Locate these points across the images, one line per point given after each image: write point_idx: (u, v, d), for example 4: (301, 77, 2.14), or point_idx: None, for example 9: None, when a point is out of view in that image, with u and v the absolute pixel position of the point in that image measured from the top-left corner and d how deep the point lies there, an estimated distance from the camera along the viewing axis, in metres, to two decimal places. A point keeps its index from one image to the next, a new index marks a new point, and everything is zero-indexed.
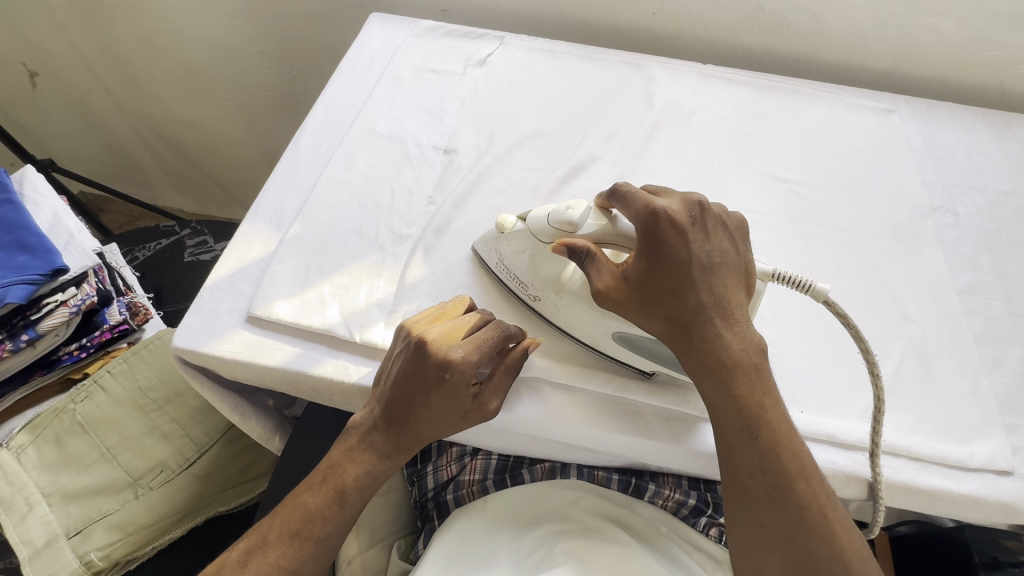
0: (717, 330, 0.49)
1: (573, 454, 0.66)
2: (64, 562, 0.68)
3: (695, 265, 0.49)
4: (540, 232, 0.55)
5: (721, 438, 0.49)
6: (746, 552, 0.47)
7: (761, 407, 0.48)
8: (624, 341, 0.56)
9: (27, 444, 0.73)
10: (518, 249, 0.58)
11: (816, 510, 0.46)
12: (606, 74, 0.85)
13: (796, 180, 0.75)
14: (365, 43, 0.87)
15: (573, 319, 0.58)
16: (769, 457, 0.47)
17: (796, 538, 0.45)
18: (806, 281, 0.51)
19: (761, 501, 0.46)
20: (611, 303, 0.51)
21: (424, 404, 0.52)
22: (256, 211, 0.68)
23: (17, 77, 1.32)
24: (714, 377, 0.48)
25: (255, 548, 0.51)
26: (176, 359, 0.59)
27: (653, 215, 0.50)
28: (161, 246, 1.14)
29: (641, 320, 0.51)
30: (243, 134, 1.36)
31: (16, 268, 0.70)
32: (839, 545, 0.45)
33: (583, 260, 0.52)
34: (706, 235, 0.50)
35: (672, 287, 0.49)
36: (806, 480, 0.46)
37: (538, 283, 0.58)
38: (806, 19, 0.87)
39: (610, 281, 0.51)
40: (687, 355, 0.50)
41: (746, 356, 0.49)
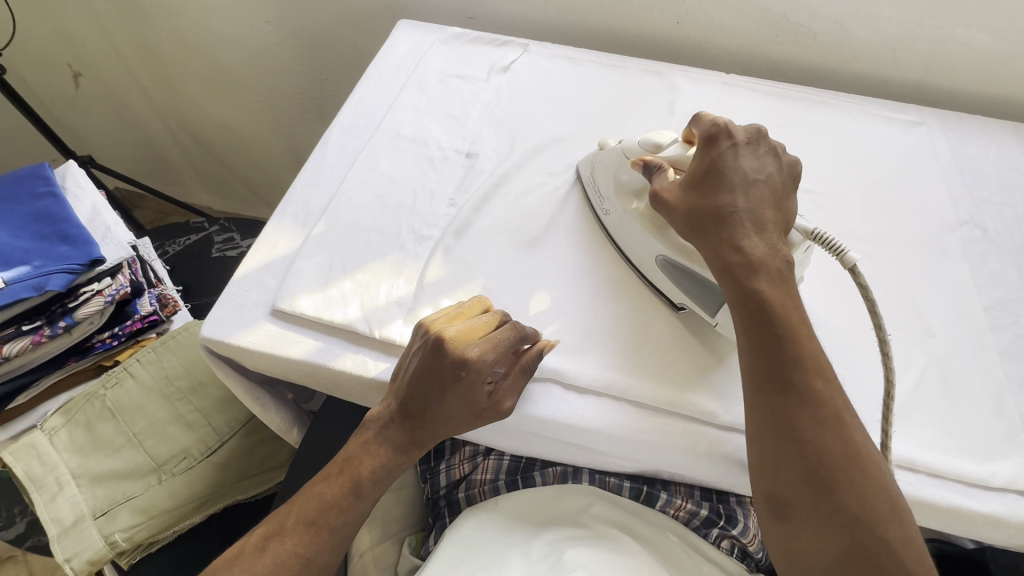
0: (748, 234, 0.52)
1: (584, 458, 0.65)
2: (90, 541, 0.70)
3: (739, 172, 0.54)
4: (628, 151, 0.64)
5: (743, 336, 0.51)
6: (762, 455, 0.49)
7: (784, 305, 0.50)
8: (667, 267, 0.61)
9: (59, 427, 0.77)
10: (608, 169, 0.67)
11: (833, 409, 0.47)
12: (628, 82, 0.86)
13: (819, 191, 0.75)
14: (392, 48, 0.89)
15: (630, 240, 0.64)
16: (787, 355, 0.49)
17: (811, 434, 0.47)
18: (841, 246, 0.54)
19: (778, 399, 0.48)
20: (660, 205, 0.57)
21: (436, 380, 0.53)
22: (283, 209, 0.70)
23: (63, 78, 1.39)
24: (732, 274, 0.51)
25: (273, 534, 0.52)
26: (203, 348, 0.62)
27: (715, 128, 0.57)
28: (190, 242, 1.18)
29: (675, 220, 0.56)
30: (272, 135, 1.41)
31: (57, 258, 0.74)
32: (855, 445, 0.47)
33: (652, 172, 0.60)
34: (758, 154, 0.56)
35: (712, 189, 0.54)
36: (823, 380, 0.48)
37: (611, 199, 0.65)
38: (832, 29, 0.86)
39: (666, 187, 0.57)
40: (712, 258, 0.53)
41: (773, 261, 0.51)
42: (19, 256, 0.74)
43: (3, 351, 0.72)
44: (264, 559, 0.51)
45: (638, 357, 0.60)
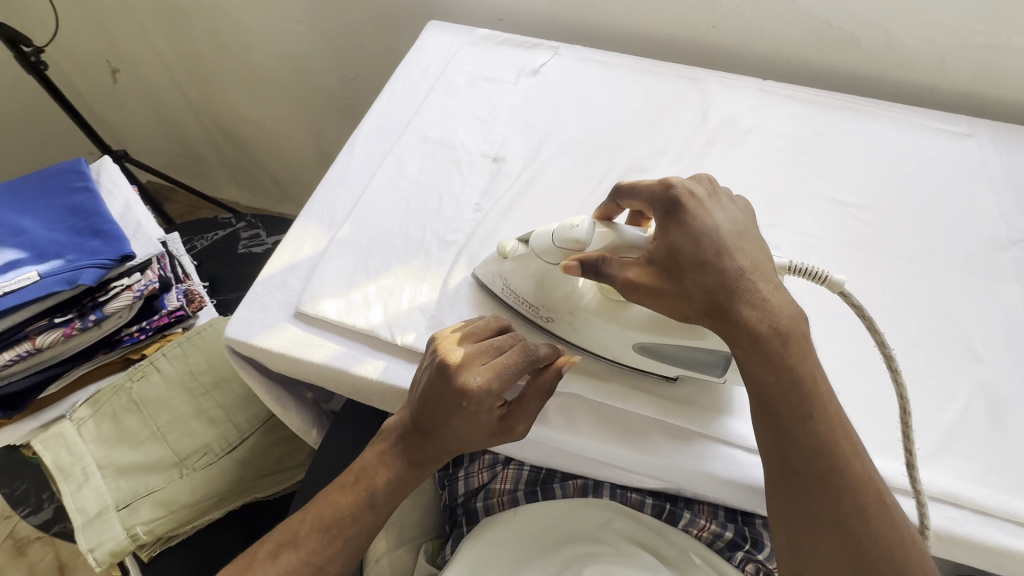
0: (761, 296, 0.46)
1: (604, 472, 0.64)
2: (113, 532, 0.72)
3: (721, 230, 0.48)
4: (545, 253, 0.55)
5: (773, 421, 0.46)
6: (798, 542, 0.46)
7: (815, 382, 0.46)
8: (646, 352, 0.55)
9: (87, 418, 0.78)
10: (528, 275, 0.57)
11: (871, 493, 0.45)
12: (661, 87, 0.84)
13: (858, 205, 0.72)
14: (422, 50, 0.89)
15: (590, 335, 0.57)
16: (825, 440, 0.45)
17: (852, 523, 0.44)
18: (823, 272, 0.51)
19: (818, 488, 0.45)
20: (646, 293, 0.48)
21: (458, 412, 0.51)
22: (309, 210, 0.70)
23: (101, 75, 1.42)
24: (764, 346, 0.45)
25: (285, 543, 0.52)
26: (228, 349, 0.62)
27: (670, 191, 0.50)
28: (218, 238, 1.20)
29: (681, 305, 0.48)
30: (300, 133, 1.42)
31: (89, 252, 0.75)
32: (895, 528, 0.44)
33: (596, 270, 0.51)
34: (723, 201, 0.51)
35: (705, 256, 0.47)
36: (861, 462, 0.45)
37: (551, 304, 0.57)
38: (877, 35, 0.83)
39: (638, 272, 0.49)
40: (735, 336, 0.46)
41: (796, 324, 0.46)
42: (54, 249, 0.75)
43: (36, 342, 0.73)
44: (277, 566, 0.51)
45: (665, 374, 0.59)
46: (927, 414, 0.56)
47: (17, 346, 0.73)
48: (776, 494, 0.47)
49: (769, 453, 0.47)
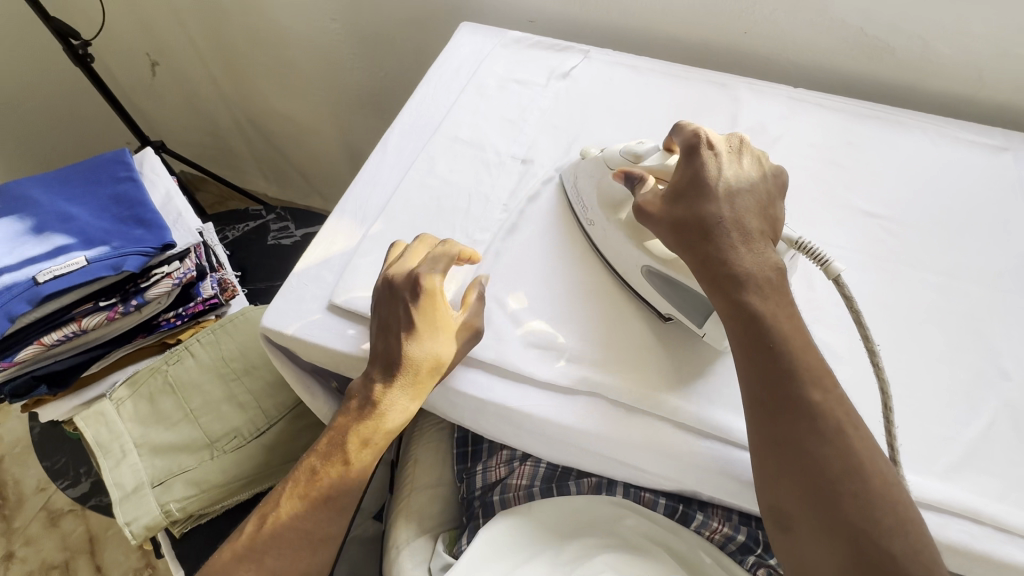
0: (735, 243, 0.52)
1: (621, 470, 0.62)
2: (147, 508, 0.75)
3: (720, 182, 0.55)
4: (609, 159, 0.64)
5: (735, 351, 0.50)
6: (763, 471, 0.47)
7: (775, 316, 0.49)
8: (653, 276, 0.60)
9: (125, 398, 0.82)
10: (590, 179, 0.66)
11: (830, 419, 0.46)
12: (690, 92, 0.84)
13: (888, 217, 0.71)
14: (454, 51, 0.90)
15: (613, 249, 0.63)
16: (781, 365, 0.48)
17: (807, 445, 0.45)
18: (824, 256, 0.54)
19: (772, 411, 0.47)
20: (647, 219, 0.57)
21: (401, 311, 0.58)
22: (342, 206, 0.73)
23: (142, 67, 1.47)
24: (723, 285, 0.51)
25: (270, 511, 0.59)
26: (263, 338, 0.64)
27: (694, 139, 0.57)
28: (249, 229, 1.24)
29: (664, 237, 0.55)
30: (329, 128, 1.45)
31: (133, 240, 0.79)
32: (855, 456, 0.45)
33: (633, 181, 0.60)
34: (741, 161, 0.56)
35: (695, 200, 0.54)
36: (821, 391, 0.47)
37: (594, 208, 0.65)
38: (912, 44, 0.82)
39: (652, 200, 0.57)
40: (699, 270, 0.53)
41: (760, 271, 0.51)
42: (100, 236, 0.79)
43: (82, 324, 0.77)
44: (264, 531, 0.58)
45: (689, 378, 0.59)
46: (951, 430, 0.56)
47: (64, 327, 0.77)
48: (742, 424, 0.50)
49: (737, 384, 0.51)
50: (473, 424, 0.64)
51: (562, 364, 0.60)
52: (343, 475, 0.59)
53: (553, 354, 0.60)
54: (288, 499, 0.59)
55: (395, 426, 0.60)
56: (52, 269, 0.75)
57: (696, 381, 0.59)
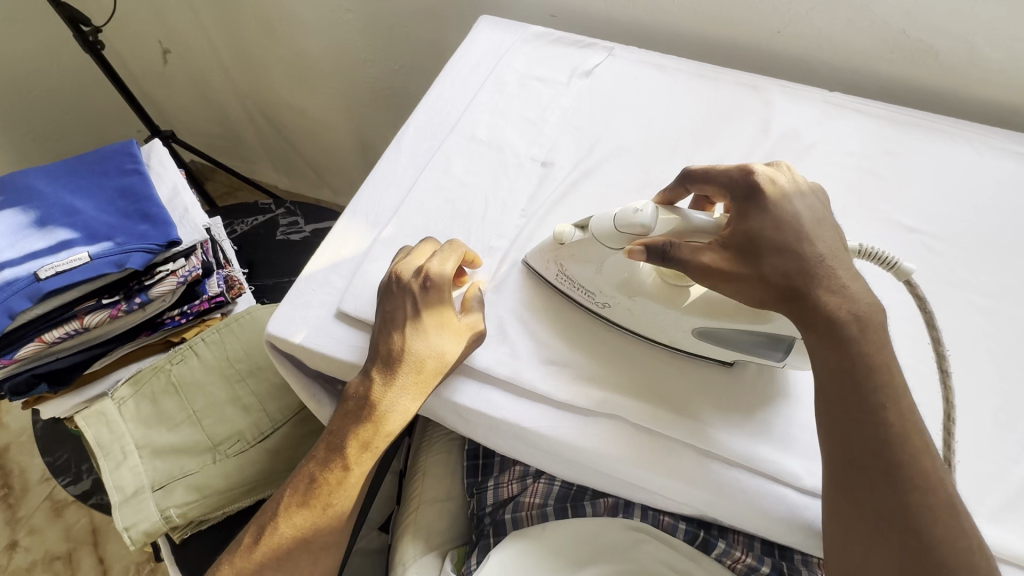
0: (840, 280, 0.48)
1: (641, 495, 0.59)
2: (147, 513, 0.73)
3: (805, 214, 0.50)
4: (606, 237, 0.53)
5: (838, 411, 0.47)
6: (852, 539, 0.45)
7: (890, 374, 0.47)
8: (705, 336, 0.55)
9: (128, 397, 0.80)
10: (583, 261, 0.57)
11: (940, 492, 0.44)
12: (720, 94, 0.80)
13: (930, 233, 0.67)
14: (473, 45, 0.87)
15: (646, 319, 0.56)
16: (893, 432, 0.45)
17: (915, 518, 0.44)
18: (892, 259, 0.51)
19: (879, 479, 0.45)
20: (728, 279, 0.49)
21: (406, 308, 0.57)
22: (354, 207, 0.70)
23: (153, 54, 1.45)
24: (838, 334, 0.47)
25: (268, 523, 0.57)
26: (268, 345, 0.62)
27: (749, 177, 0.51)
28: (257, 223, 1.21)
29: (760, 293, 0.48)
30: (342, 121, 1.42)
31: (138, 236, 0.76)
32: (961, 532, 0.44)
33: (664, 254, 0.50)
34: (805, 187, 0.52)
35: (786, 244, 0.48)
36: (931, 460, 0.45)
37: (608, 289, 0.56)
38: (959, 48, 0.77)
39: (714, 256, 0.49)
40: (810, 319, 0.47)
41: (872, 314, 0.47)
42: (104, 231, 0.77)
43: (84, 321, 0.75)
44: (264, 541, 0.56)
45: (714, 400, 0.56)
46: (997, 467, 0.52)
47: (66, 324, 0.75)
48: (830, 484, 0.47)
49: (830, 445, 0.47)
50: (484, 439, 0.61)
51: (578, 382, 0.57)
52: (341, 482, 0.56)
53: (572, 372, 0.57)
54: (287, 514, 0.56)
55: (395, 430, 0.57)
56: (54, 264, 0.72)
57: (720, 404, 0.55)
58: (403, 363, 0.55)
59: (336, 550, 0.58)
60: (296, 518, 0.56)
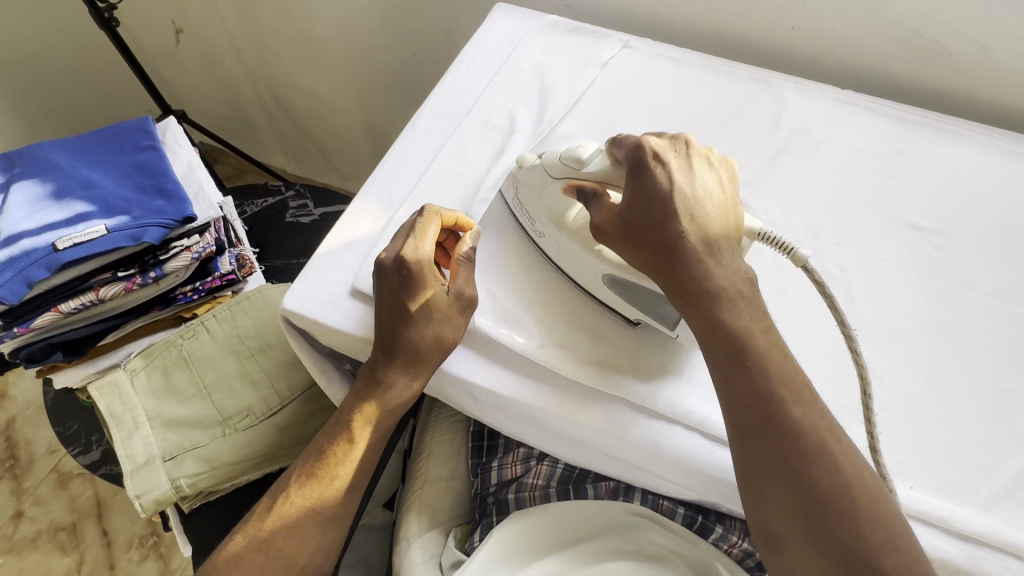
0: (704, 253, 0.50)
1: (644, 478, 0.60)
2: (158, 482, 0.75)
3: (678, 194, 0.51)
4: (552, 168, 0.59)
5: (716, 368, 0.49)
6: (757, 494, 0.46)
7: (749, 333, 0.48)
8: (614, 284, 0.58)
9: (140, 369, 0.82)
10: (529, 186, 0.62)
11: (813, 437, 0.45)
12: (732, 89, 0.80)
13: (935, 231, 0.68)
14: (489, 32, 0.87)
15: (569, 257, 0.61)
16: (763, 386, 0.47)
17: (792, 463, 0.44)
18: (789, 245, 0.54)
19: (757, 431, 0.46)
20: (604, 238, 0.55)
21: (397, 289, 0.57)
22: (368, 188, 0.71)
23: (165, 33, 1.45)
24: (698, 302, 0.49)
25: (278, 495, 0.58)
26: (283, 319, 0.63)
27: (638, 151, 0.53)
28: (267, 204, 1.22)
29: (630, 253, 0.53)
30: (353, 106, 1.43)
31: (154, 211, 0.78)
32: (843, 474, 0.44)
33: (588, 199, 0.57)
34: (693, 166, 0.53)
35: (656, 216, 0.51)
36: (801, 406, 0.46)
37: (543, 220, 0.62)
38: (971, 50, 0.77)
39: (605, 217, 0.55)
40: (671, 287, 0.51)
41: (731, 283, 0.50)
42: (120, 205, 0.78)
43: (99, 293, 0.77)
44: (272, 516, 0.57)
45: None
46: (992, 460, 0.54)
47: (82, 295, 0.76)
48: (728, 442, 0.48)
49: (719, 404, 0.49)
50: (492, 419, 0.62)
51: (587, 365, 0.58)
52: (347, 455, 0.58)
53: (574, 354, 0.58)
54: (296, 485, 0.58)
55: (398, 408, 0.59)
56: (71, 236, 0.74)
57: None
58: (405, 347, 0.56)
59: (341, 523, 0.58)
60: (305, 489, 0.57)
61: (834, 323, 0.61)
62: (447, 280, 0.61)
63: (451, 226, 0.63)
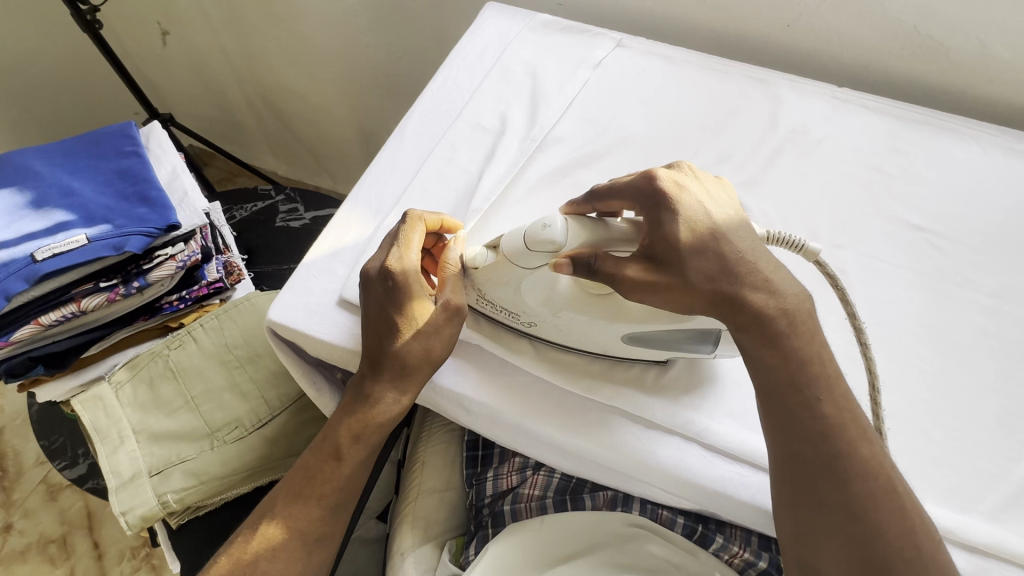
0: (765, 278, 0.48)
1: (643, 489, 0.58)
2: (144, 498, 0.73)
3: (717, 217, 0.49)
4: (524, 260, 0.51)
5: (779, 404, 0.47)
6: (810, 536, 0.45)
7: (821, 365, 0.47)
8: (636, 342, 0.54)
9: (125, 382, 0.80)
10: (500, 279, 0.54)
11: (882, 478, 0.44)
12: (727, 88, 0.79)
13: (936, 231, 0.67)
14: (479, 32, 0.85)
15: (581, 334, 0.55)
16: (831, 425, 0.46)
17: (858, 507, 0.44)
18: (801, 242, 0.52)
19: (824, 472, 0.45)
20: (649, 291, 0.48)
21: (382, 300, 0.55)
22: (356, 194, 0.69)
23: (151, 36, 1.42)
24: (774, 340, 0.47)
25: (266, 513, 0.56)
26: (269, 331, 0.61)
27: (653, 184, 0.50)
28: (257, 209, 1.20)
29: (688, 294, 0.48)
30: (344, 108, 1.40)
31: (136, 219, 0.76)
32: (908, 520, 0.43)
33: (589, 267, 0.49)
34: (708, 187, 0.52)
35: (707, 243, 0.48)
36: (869, 445, 0.45)
37: (535, 309, 0.55)
38: (970, 46, 0.76)
39: (638, 268, 0.48)
40: (742, 323, 0.47)
41: (802, 304, 0.48)
42: (101, 213, 0.76)
43: (81, 305, 0.75)
44: (258, 536, 0.55)
45: (720, 391, 0.55)
46: (998, 467, 0.53)
47: (63, 307, 0.74)
48: (780, 480, 0.47)
49: (773, 442, 0.47)
50: (485, 431, 0.60)
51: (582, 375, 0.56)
52: (335, 471, 0.56)
53: (567, 364, 0.57)
54: (284, 503, 0.56)
55: (387, 422, 0.57)
56: (51, 246, 0.72)
57: (720, 395, 0.55)
58: (393, 361, 0.54)
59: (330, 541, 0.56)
60: (292, 507, 0.55)
61: (834, 328, 0.59)
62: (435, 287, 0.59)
63: (437, 229, 0.61)
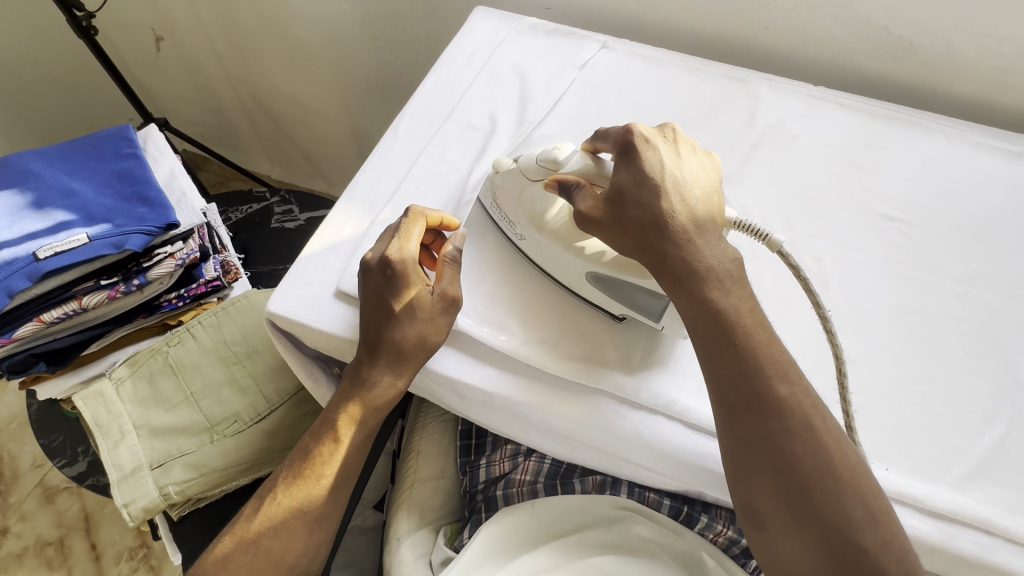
0: (690, 237, 0.51)
1: (631, 471, 0.61)
2: (146, 490, 0.75)
3: (671, 177, 0.53)
4: (529, 171, 0.62)
5: (705, 349, 0.50)
6: (742, 473, 0.48)
7: (734, 312, 0.50)
8: (598, 282, 0.59)
9: (125, 378, 0.82)
10: (511, 190, 0.64)
11: (799, 415, 0.47)
12: (708, 86, 0.82)
13: (907, 221, 0.70)
14: (468, 35, 0.88)
15: (550, 260, 0.61)
16: (753, 368, 0.48)
17: (777, 442, 0.46)
18: (763, 231, 0.56)
19: (746, 410, 0.48)
20: (593, 225, 0.55)
21: (380, 289, 0.58)
22: (351, 191, 0.71)
23: (145, 42, 1.45)
24: (688, 284, 0.51)
25: (266, 495, 0.58)
26: (268, 323, 0.63)
27: (628, 137, 0.56)
28: (252, 210, 1.22)
29: (620, 236, 0.54)
30: (337, 111, 1.43)
31: (136, 218, 0.78)
32: (827, 455, 0.46)
33: (570, 191, 0.58)
34: (681, 151, 0.55)
35: (647, 197, 0.52)
36: (788, 386, 0.48)
37: (523, 223, 0.63)
38: (938, 45, 0.80)
39: (589, 205, 0.55)
40: (661, 270, 0.52)
41: (720, 264, 0.51)
42: (102, 213, 0.78)
43: (82, 302, 0.77)
44: (258, 518, 0.57)
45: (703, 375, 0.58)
46: (963, 440, 0.56)
47: (64, 304, 0.76)
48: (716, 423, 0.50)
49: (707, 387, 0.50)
50: (478, 416, 0.63)
51: (569, 360, 0.59)
52: (334, 453, 0.58)
53: (555, 348, 0.59)
54: (283, 484, 0.58)
55: (383, 407, 0.59)
56: (53, 245, 0.74)
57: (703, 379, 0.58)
58: (390, 347, 0.57)
59: (328, 523, 0.58)
60: (291, 489, 0.57)
61: (810, 313, 0.62)
62: (431, 280, 0.62)
63: (437, 226, 0.63)
